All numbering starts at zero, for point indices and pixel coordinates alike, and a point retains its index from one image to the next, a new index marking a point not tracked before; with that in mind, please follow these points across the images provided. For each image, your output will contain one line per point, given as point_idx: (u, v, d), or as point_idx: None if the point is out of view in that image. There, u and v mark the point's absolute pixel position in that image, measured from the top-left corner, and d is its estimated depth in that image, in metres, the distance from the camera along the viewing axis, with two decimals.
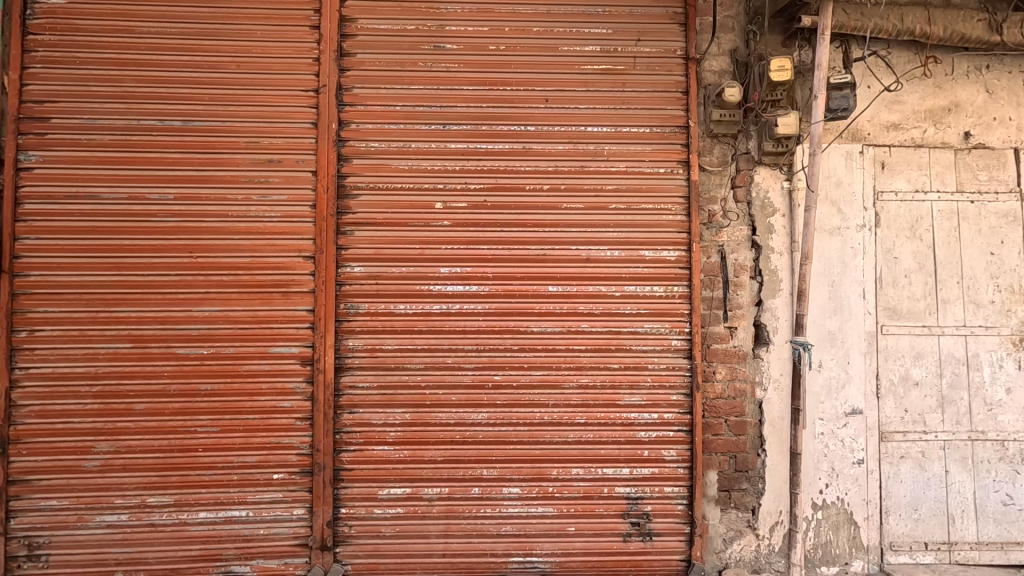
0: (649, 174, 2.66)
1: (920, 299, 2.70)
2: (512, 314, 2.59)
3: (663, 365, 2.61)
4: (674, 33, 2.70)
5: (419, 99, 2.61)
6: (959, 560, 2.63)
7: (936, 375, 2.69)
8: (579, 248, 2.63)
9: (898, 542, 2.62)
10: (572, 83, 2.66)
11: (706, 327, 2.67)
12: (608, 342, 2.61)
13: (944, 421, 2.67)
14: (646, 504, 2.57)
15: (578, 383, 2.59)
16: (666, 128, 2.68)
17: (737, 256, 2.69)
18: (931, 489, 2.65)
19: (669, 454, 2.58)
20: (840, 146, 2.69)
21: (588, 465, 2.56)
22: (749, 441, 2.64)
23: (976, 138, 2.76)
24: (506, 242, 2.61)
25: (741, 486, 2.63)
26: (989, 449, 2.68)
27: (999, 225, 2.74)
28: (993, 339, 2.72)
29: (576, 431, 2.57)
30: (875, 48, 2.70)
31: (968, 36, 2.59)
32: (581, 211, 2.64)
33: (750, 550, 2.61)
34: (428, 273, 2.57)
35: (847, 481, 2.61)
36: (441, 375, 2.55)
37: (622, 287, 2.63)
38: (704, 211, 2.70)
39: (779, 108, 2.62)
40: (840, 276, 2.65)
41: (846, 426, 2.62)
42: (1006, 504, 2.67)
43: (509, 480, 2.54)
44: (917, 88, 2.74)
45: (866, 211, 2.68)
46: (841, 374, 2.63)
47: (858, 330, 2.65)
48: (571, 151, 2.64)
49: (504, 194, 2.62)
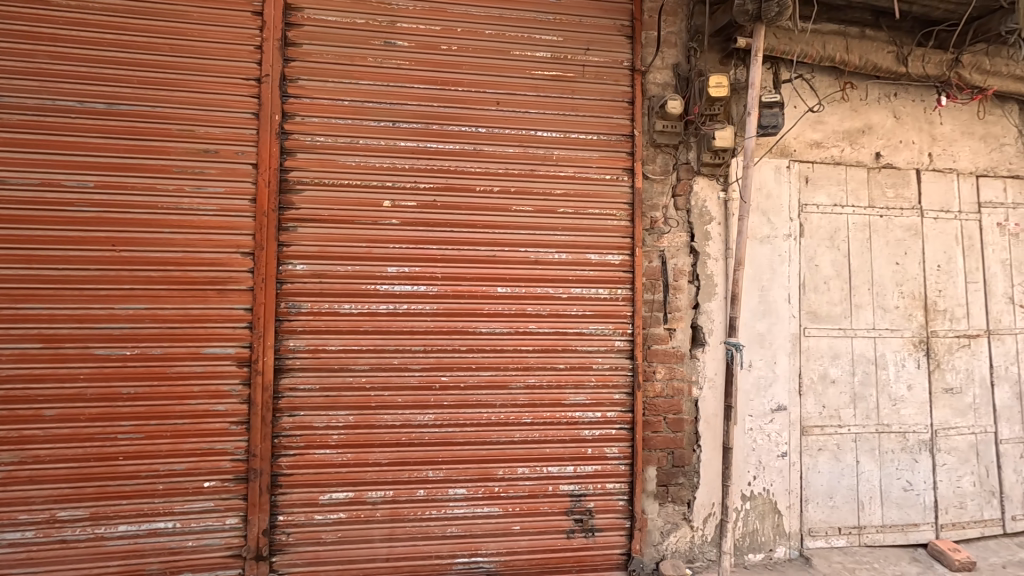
0: (596, 180, 2.74)
1: (837, 303, 2.94)
2: (460, 314, 2.59)
3: (607, 365, 2.70)
4: (621, 44, 2.79)
5: (367, 94, 2.56)
6: (868, 542, 2.89)
7: (850, 373, 2.94)
8: (528, 250, 2.67)
9: (816, 528, 2.84)
10: (522, 87, 2.71)
11: (648, 328, 2.78)
12: (554, 342, 2.66)
13: (856, 415, 2.93)
14: (588, 500, 2.64)
15: (525, 383, 2.62)
16: (612, 136, 2.77)
17: (677, 261, 2.83)
18: (845, 478, 2.89)
19: (611, 451, 2.67)
20: (770, 161, 2.88)
21: (534, 464, 2.61)
22: (686, 438, 2.77)
23: (886, 158, 3.04)
24: (456, 243, 2.60)
25: (678, 480, 2.75)
26: (894, 441, 2.95)
27: (904, 237, 3.04)
28: (897, 340, 3.00)
29: (522, 431, 2.61)
30: (801, 72, 2.92)
31: (879, 66, 2.85)
32: (530, 214, 2.68)
33: (685, 541, 2.74)
34: (375, 272, 2.52)
35: (772, 473, 2.80)
36: (387, 376, 2.51)
37: (569, 289, 2.69)
38: (647, 217, 2.81)
39: (716, 122, 2.77)
40: (769, 282, 2.84)
41: (772, 422, 2.80)
42: (907, 490, 2.95)
43: (454, 481, 2.54)
44: (837, 110, 2.98)
45: (792, 222, 2.89)
46: (768, 373, 2.82)
47: (784, 332, 2.85)
48: (521, 154, 2.68)
49: (454, 195, 2.62)
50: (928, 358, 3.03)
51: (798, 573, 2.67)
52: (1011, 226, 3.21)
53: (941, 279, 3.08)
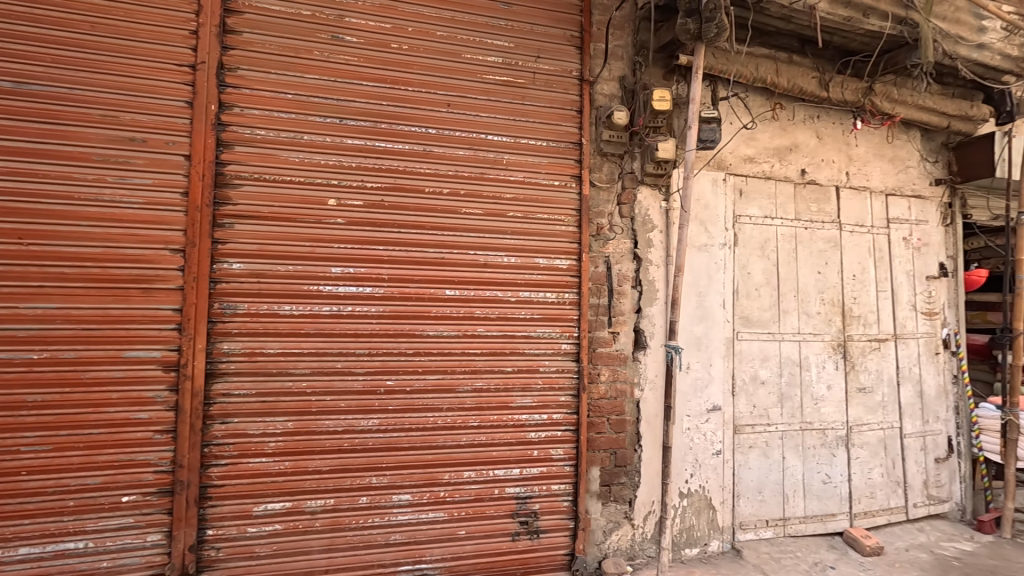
0: (544, 186, 2.79)
1: (767, 309, 3.14)
2: (407, 316, 2.55)
3: (553, 367, 2.74)
4: (571, 55, 2.86)
5: (313, 89, 2.48)
6: (792, 533, 3.09)
7: (777, 374, 3.14)
8: (477, 253, 2.67)
9: (746, 521, 3.01)
10: (473, 91, 2.71)
11: (593, 332, 2.85)
12: (502, 345, 2.67)
13: (783, 414, 3.13)
14: (534, 502, 2.66)
15: (473, 387, 2.61)
16: (561, 143, 2.83)
17: (621, 266, 2.92)
18: (772, 473, 3.07)
19: (557, 453, 2.71)
20: (708, 173, 3.04)
21: (480, 468, 2.60)
22: (628, 438, 2.86)
23: (810, 175, 3.29)
24: (404, 244, 2.56)
25: (620, 480, 2.83)
26: (815, 438, 3.18)
27: (825, 249, 3.29)
28: (819, 343, 3.24)
29: (469, 434, 2.59)
30: (737, 91, 3.09)
31: (805, 90, 3.07)
32: (479, 217, 2.68)
33: (627, 539, 2.82)
34: (318, 273, 2.44)
35: (708, 471, 2.94)
36: (329, 380, 2.43)
37: (517, 293, 2.71)
38: (593, 223, 2.89)
39: (659, 134, 2.89)
40: (706, 288, 2.98)
41: (707, 421, 2.95)
42: (826, 482, 3.18)
43: (399, 487, 2.48)
44: (768, 129, 3.19)
45: (727, 232, 3.06)
46: (705, 375, 2.96)
47: (719, 336, 3.00)
48: (472, 157, 2.68)
49: (403, 195, 2.57)
50: (845, 360, 3.29)
51: (730, 565, 2.81)
52: (914, 241, 3.56)
53: (857, 287, 3.35)
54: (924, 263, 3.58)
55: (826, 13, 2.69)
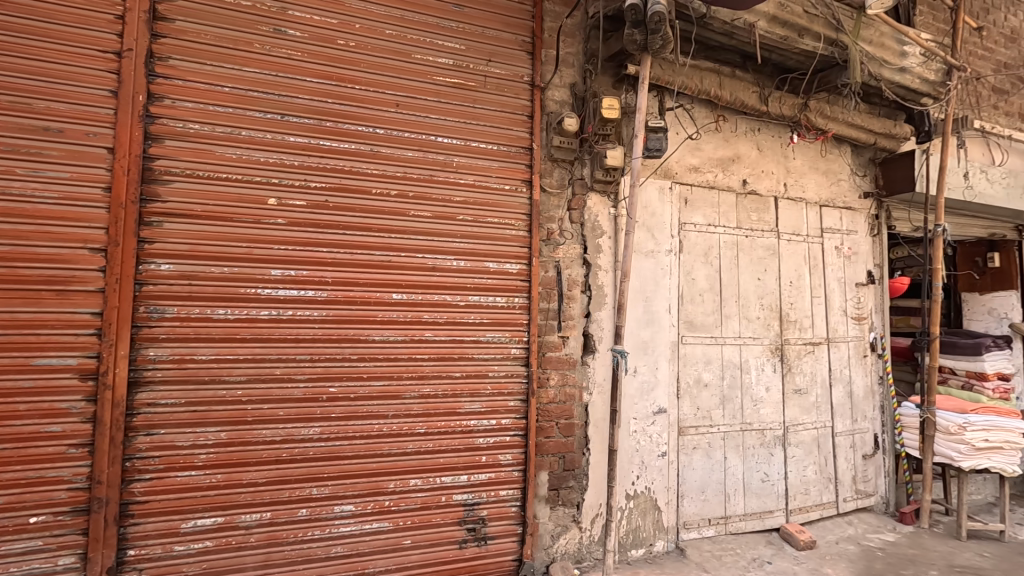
0: (495, 190, 2.77)
1: (710, 314, 3.24)
2: (352, 321, 2.47)
3: (502, 372, 2.73)
4: (522, 60, 2.87)
5: (252, 83, 2.37)
6: (732, 530, 3.20)
7: (719, 377, 3.24)
8: (425, 257, 2.62)
9: (689, 521, 3.09)
10: (423, 92, 2.67)
11: (542, 336, 2.85)
12: (451, 350, 2.64)
13: (725, 415, 3.24)
14: (481, 509, 2.63)
15: (420, 393, 2.56)
16: (512, 148, 2.83)
17: (571, 271, 2.94)
18: (714, 473, 3.17)
19: (505, 458, 2.69)
20: (655, 181, 3.11)
21: (427, 475, 2.55)
22: (576, 442, 2.88)
23: (751, 185, 3.43)
24: (349, 247, 2.48)
25: (568, 483, 2.85)
26: (754, 438, 3.30)
27: (764, 256, 3.44)
28: (758, 347, 3.38)
29: (415, 441, 2.54)
30: (682, 102, 3.19)
31: (746, 103, 3.20)
32: (428, 219, 2.64)
33: (574, 542, 2.84)
34: (256, 275, 2.33)
35: (653, 472, 3.00)
36: (267, 388, 2.32)
37: (466, 297, 2.69)
38: (543, 228, 2.90)
39: (608, 142, 2.94)
40: (652, 293, 3.05)
41: (653, 423, 3.01)
42: (765, 480, 3.32)
43: (342, 497, 2.40)
44: (711, 140, 3.31)
45: (673, 238, 3.14)
46: (651, 378, 3.02)
47: (665, 340, 3.08)
48: (421, 159, 2.64)
49: (348, 196, 2.50)
50: (782, 363, 3.44)
51: (674, 564, 2.88)
52: (845, 249, 3.77)
53: (793, 293, 3.52)
54: (854, 271, 3.80)
55: (764, 31, 2.82)
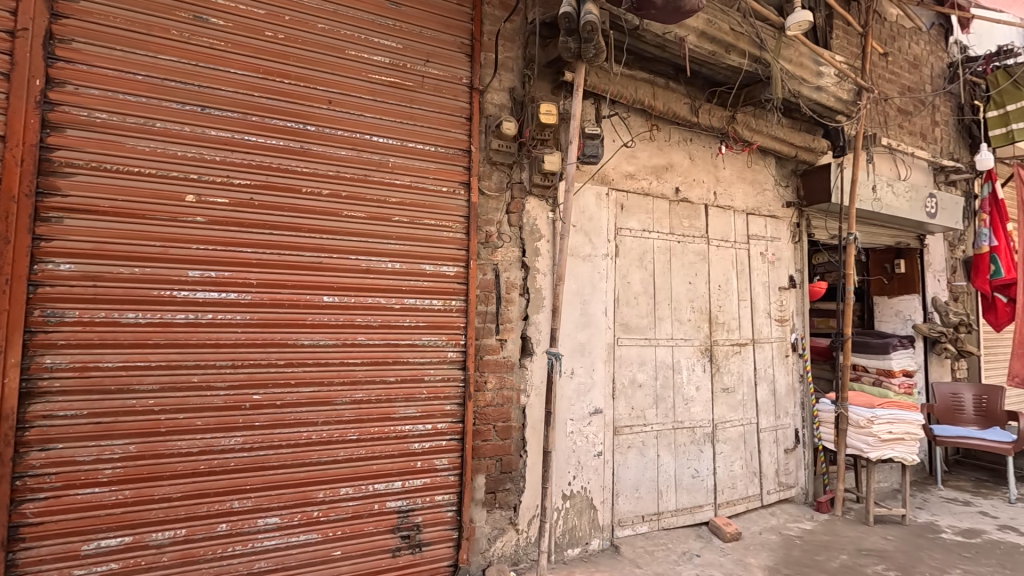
0: (432, 191, 2.74)
1: (645, 316, 3.35)
2: (278, 325, 2.37)
3: (438, 376, 2.69)
4: (460, 62, 2.86)
5: (169, 71, 2.23)
6: (664, 525, 3.31)
7: (653, 377, 3.35)
8: (359, 258, 2.55)
9: (624, 518, 3.17)
10: (357, 90, 2.60)
11: (480, 339, 2.84)
12: (385, 355, 2.58)
13: (658, 414, 3.35)
14: (416, 515, 2.59)
15: (351, 399, 2.49)
16: (450, 150, 2.81)
17: (509, 274, 2.95)
18: (648, 471, 3.27)
19: (441, 463, 2.66)
20: (592, 187, 3.18)
21: (358, 483, 2.47)
22: (513, 444, 2.89)
23: (683, 193, 3.57)
24: (275, 248, 2.38)
25: (505, 486, 2.85)
26: (685, 435, 3.44)
27: (696, 261, 3.59)
28: (690, 348, 3.52)
29: (346, 448, 2.46)
30: (617, 111, 3.28)
31: (678, 114, 3.33)
32: (362, 220, 2.57)
33: (511, 544, 2.84)
34: (172, 277, 2.19)
35: (589, 472, 3.05)
36: (183, 396, 2.18)
37: (401, 300, 2.64)
38: (481, 231, 2.89)
39: (546, 147, 2.98)
40: (589, 296, 3.12)
41: (589, 424, 3.07)
42: (695, 476, 3.46)
43: (266, 509, 2.29)
44: (646, 148, 3.42)
45: (609, 243, 3.22)
46: (587, 379, 3.08)
47: (601, 341, 3.15)
48: (354, 158, 2.56)
49: (275, 194, 2.40)
50: (712, 363, 3.60)
51: (608, 561, 2.94)
52: (769, 255, 3.99)
53: (722, 297, 3.69)
54: (777, 276, 4.03)
55: (694, 46, 2.95)
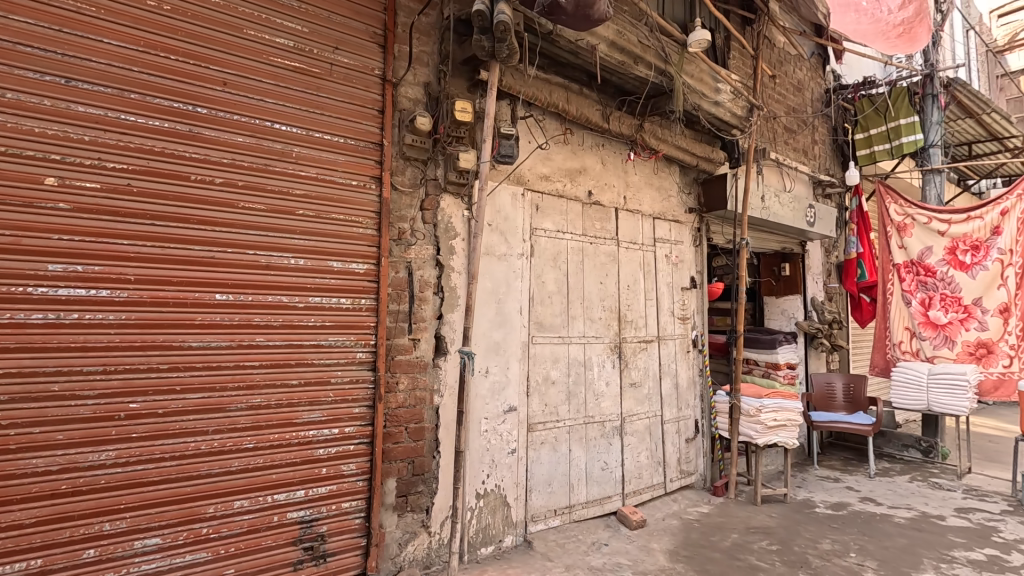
0: (340, 185, 2.62)
1: (558, 315, 3.43)
2: (161, 325, 2.15)
3: (347, 378, 2.58)
4: (372, 53, 2.76)
5: (24, 35, 1.95)
6: (575, 518, 3.41)
7: (566, 374, 3.44)
8: (258, 253, 2.38)
9: (537, 513, 3.23)
10: (258, 73, 2.43)
11: (391, 339, 2.75)
12: (286, 356, 2.43)
13: (570, 410, 3.44)
14: (321, 525, 2.46)
15: (248, 404, 2.32)
16: (360, 143, 2.70)
17: (423, 273, 2.89)
18: (560, 466, 3.36)
19: (348, 468, 2.55)
20: (507, 187, 3.20)
21: (255, 495, 2.31)
22: (426, 445, 2.83)
23: (595, 196, 3.70)
24: (158, 240, 2.15)
25: (417, 489, 2.79)
26: (596, 429, 3.56)
27: (607, 262, 3.74)
28: (601, 345, 3.65)
29: (241, 458, 2.28)
30: (533, 113, 3.33)
31: (590, 120, 3.45)
32: (262, 213, 2.40)
33: (422, 547, 2.78)
34: (26, 270, 1.91)
35: (503, 470, 3.07)
36: (40, 407, 1.91)
37: (306, 298, 2.50)
38: (394, 228, 2.80)
39: (461, 144, 2.97)
40: (504, 295, 3.14)
41: (503, 422, 3.09)
42: (604, 468, 3.60)
43: (145, 529, 2.06)
44: (560, 151, 3.50)
45: (525, 243, 3.27)
46: (502, 378, 3.10)
47: (515, 340, 3.18)
48: (253, 146, 2.39)
49: (159, 181, 2.17)
50: (620, 360, 3.77)
51: (520, 557, 2.98)
52: (673, 258, 4.25)
53: (630, 296, 3.88)
54: (680, 277, 4.30)
55: (605, 54, 3.07)
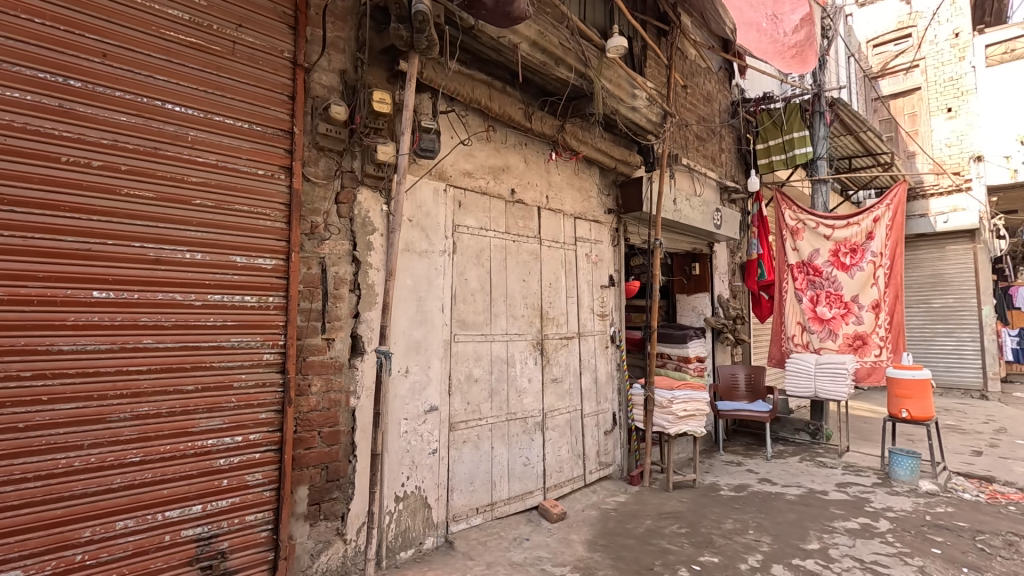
0: (244, 174, 2.43)
1: (481, 312, 3.42)
2: (22, 327, 1.88)
3: (252, 382, 2.40)
4: (282, 34, 2.59)
5: None
6: (498, 514, 3.42)
7: (488, 372, 3.44)
8: (146, 246, 2.14)
9: (458, 512, 3.20)
10: (146, 47, 2.19)
11: (303, 339, 2.60)
12: (180, 360, 2.21)
13: (493, 407, 3.44)
14: (221, 541, 2.27)
15: (133, 414, 2.08)
16: (268, 129, 2.52)
17: (338, 269, 2.76)
18: (482, 463, 3.35)
19: (254, 478, 2.37)
20: (429, 182, 3.13)
21: (143, 513, 2.08)
22: (341, 450, 2.71)
23: (518, 194, 3.72)
24: (18, 229, 1.88)
25: (332, 495, 2.65)
26: (518, 426, 3.59)
27: (529, 260, 3.78)
28: (523, 342, 3.69)
29: (126, 474, 2.05)
30: (455, 108, 3.28)
31: (512, 118, 3.47)
32: (150, 201, 2.17)
33: (337, 556, 2.65)
34: None
35: (424, 470, 3.02)
36: None
37: (204, 296, 2.29)
38: (306, 221, 2.65)
39: (379, 136, 2.87)
40: (425, 293, 3.08)
41: (424, 422, 3.03)
42: (526, 464, 3.64)
43: (2, 562, 1.79)
44: (483, 148, 3.49)
45: (447, 240, 3.22)
46: (424, 377, 3.04)
47: (437, 338, 3.13)
48: (140, 127, 2.15)
49: (20, 162, 1.89)
50: (543, 356, 3.83)
51: (441, 558, 2.94)
52: (593, 256, 4.39)
53: (552, 294, 3.95)
54: (599, 275, 4.45)
55: (526, 54, 3.11)
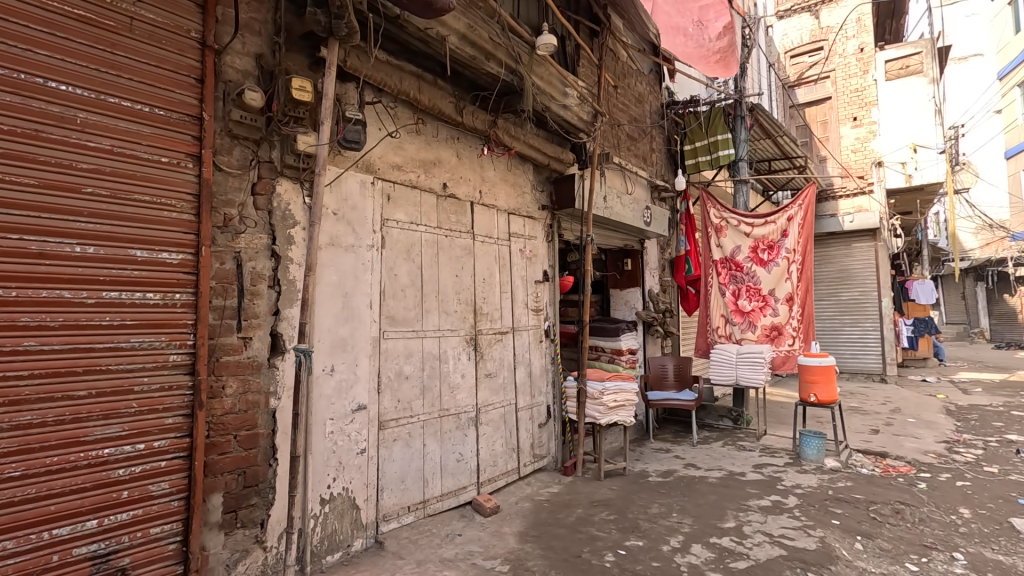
0: (145, 161, 2.25)
1: (412, 308, 3.37)
2: None
3: (156, 385, 2.23)
4: (187, 11, 2.41)
5: None
6: (430, 512, 3.39)
7: (419, 368, 3.39)
8: (26, 239, 1.94)
9: (389, 512, 3.14)
10: (24, 17, 1.97)
11: (215, 338, 2.46)
12: (70, 363, 2.02)
13: (424, 404, 3.40)
14: (122, 557, 2.10)
15: (12, 424, 1.87)
16: (172, 114, 2.34)
17: (255, 264, 2.63)
18: (414, 461, 3.31)
19: (159, 488, 2.21)
20: (354, 174, 3.03)
21: (26, 533, 1.89)
22: (260, 453, 2.58)
23: (450, 189, 3.69)
24: None
25: (250, 501, 2.53)
26: (451, 422, 3.58)
27: (462, 255, 3.76)
28: (456, 338, 3.67)
29: (4, 491, 1.84)
30: (382, 99, 3.20)
31: (443, 111, 3.43)
32: (31, 189, 1.96)
33: (256, 564, 2.54)
34: None
35: (351, 471, 2.93)
36: None
37: (98, 292, 2.10)
38: (218, 213, 2.50)
39: (300, 126, 2.76)
40: (352, 289, 2.99)
41: (352, 421, 2.95)
42: (459, 460, 3.63)
43: None
44: (412, 141, 3.43)
45: (375, 234, 3.14)
46: (350, 376, 2.95)
47: (364, 336, 3.04)
48: (18, 106, 1.93)
49: None
50: (476, 352, 3.83)
51: (369, 559, 2.88)
52: (527, 252, 4.43)
53: (485, 289, 3.96)
54: (534, 271, 4.50)
55: (455, 47, 3.07)
